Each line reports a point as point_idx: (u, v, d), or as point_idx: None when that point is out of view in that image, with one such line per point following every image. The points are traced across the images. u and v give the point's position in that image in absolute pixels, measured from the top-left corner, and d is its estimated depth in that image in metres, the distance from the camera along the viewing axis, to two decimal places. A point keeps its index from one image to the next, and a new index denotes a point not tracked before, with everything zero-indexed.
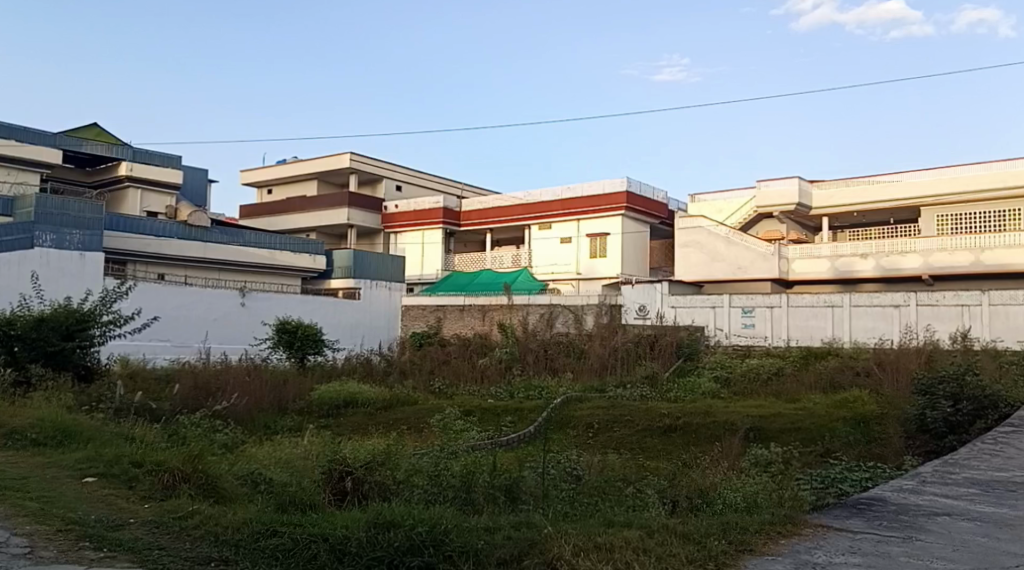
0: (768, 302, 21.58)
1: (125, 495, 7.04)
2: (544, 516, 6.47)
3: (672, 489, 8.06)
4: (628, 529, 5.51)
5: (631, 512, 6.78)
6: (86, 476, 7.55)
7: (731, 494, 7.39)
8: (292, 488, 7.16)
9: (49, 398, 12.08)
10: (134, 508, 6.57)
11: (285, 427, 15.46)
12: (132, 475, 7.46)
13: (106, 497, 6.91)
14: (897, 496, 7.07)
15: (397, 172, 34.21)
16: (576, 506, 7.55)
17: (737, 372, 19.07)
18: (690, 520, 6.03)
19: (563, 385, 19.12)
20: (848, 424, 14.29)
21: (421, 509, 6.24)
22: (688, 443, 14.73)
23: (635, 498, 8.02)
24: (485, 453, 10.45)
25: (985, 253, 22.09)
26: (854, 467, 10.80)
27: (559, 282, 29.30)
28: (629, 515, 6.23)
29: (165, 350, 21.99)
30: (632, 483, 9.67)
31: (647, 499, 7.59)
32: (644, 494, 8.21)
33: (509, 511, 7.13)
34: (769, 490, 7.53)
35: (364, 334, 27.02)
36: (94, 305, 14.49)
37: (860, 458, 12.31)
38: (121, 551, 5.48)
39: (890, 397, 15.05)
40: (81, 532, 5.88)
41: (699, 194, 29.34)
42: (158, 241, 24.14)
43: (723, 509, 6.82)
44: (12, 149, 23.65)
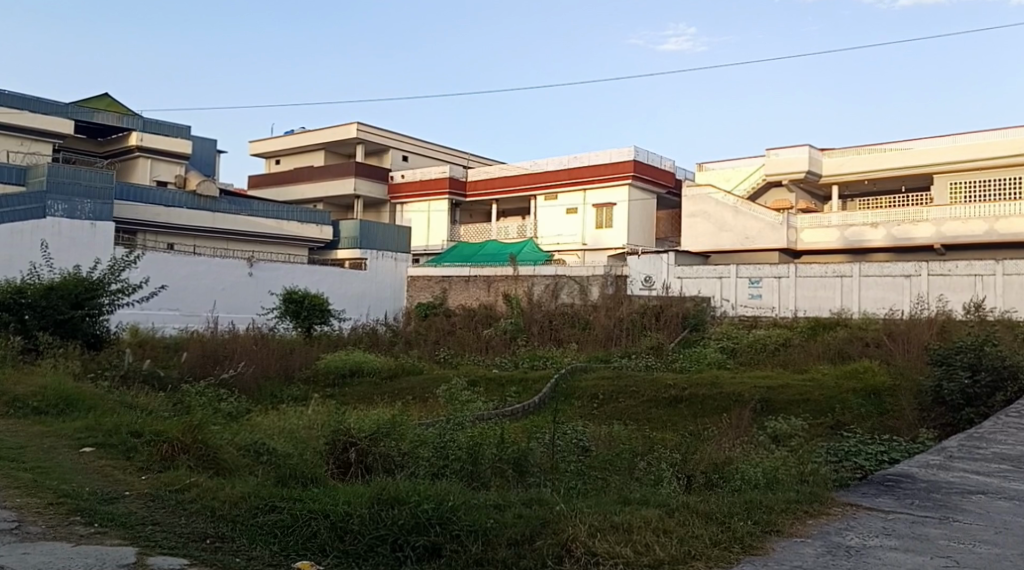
0: (775, 272, 21.22)
1: (123, 466, 6.77)
2: (556, 492, 6.21)
3: (686, 463, 7.85)
4: (646, 508, 5.24)
5: (648, 488, 6.54)
6: (84, 446, 7.30)
7: (749, 469, 7.17)
8: (295, 460, 6.91)
9: (56, 365, 11.86)
10: (132, 480, 6.31)
11: (291, 396, 15.25)
12: (131, 446, 7.19)
13: (102, 469, 6.64)
14: (925, 472, 6.86)
15: (404, 142, 33.76)
16: (586, 479, 7.31)
17: (743, 342, 18.77)
18: (711, 498, 5.77)
19: (568, 356, 18.86)
20: (858, 394, 14.02)
21: (428, 483, 5.98)
22: (695, 414, 14.50)
23: (646, 471, 7.82)
24: (488, 423, 10.20)
25: (999, 222, 21.63)
26: (869, 440, 10.54)
27: (564, 252, 28.95)
28: (646, 492, 5.99)
29: (174, 320, 21.83)
30: (638, 455, 9.42)
31: (660, 473, 7.38)
32: (654, 467, 8.00)
33: (517, 486, 6.92)
34: (787, 465, 7.29)
35: (371, 304, 26.76)
36: (103, 273, 14.22)
37: (873, 432, 12.09)
38: (113, 527, 5.20)
39: (902, 368, 14.79)
40: (73, 505, 5.61)
41: (708, 162, 28.89)
42: (166, 210, 23.83)
43: (742, 486, 6.57)
44: (22, 119, 23.30)
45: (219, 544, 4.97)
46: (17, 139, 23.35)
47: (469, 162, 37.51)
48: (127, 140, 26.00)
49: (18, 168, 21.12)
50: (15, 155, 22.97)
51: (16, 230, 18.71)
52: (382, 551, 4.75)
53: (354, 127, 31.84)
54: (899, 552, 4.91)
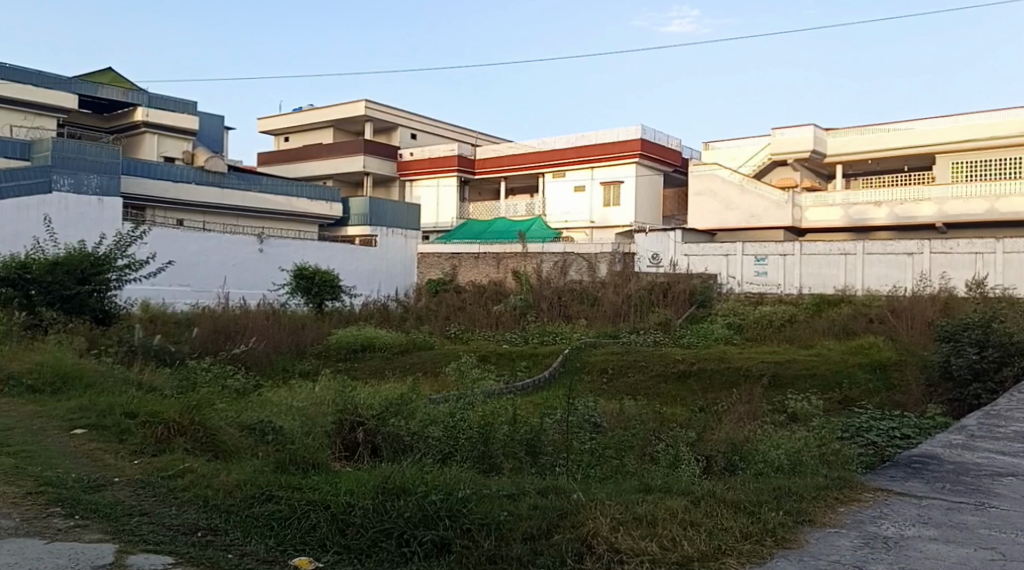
0: (781, 250, 20.74)
1: (114, 450, 6.38)
2: (573, 476, 5.88)
3: (699, 444, 7.51)
4: (670, 497, 4.89)
5: (667, 472, 6.17)
6: (75, 428, 6.93)
7: (771, 451, 6.79)
8: (298, 442, 6.59)
9: (60, 340, 11.60)
10: (123, 465, 5.91)
11: (302, 370, 14.99)
12: (125, 428, 6.78)
13: (91, 454, 6.25)
14: (950, 453, 6.48)
15: (413, 120, 33.30)
16: (604, 462, 6.98)
17: (749, 318, 18.37)
18: (735, 484, 5.38)
19: (577, 332, 18.52)
20: (865, 370, 13.73)
21: (438, 470, 5.66)
22: (705, 389, 14.16)
23: (657, 452, 7.51)
24: (488, 397, 9.88)
25: (1000, 201, 21.10)
26: (883, 416, 10.18)
27: (573, 230, 28.49)
28: (666, 477, 5.62)
29: (185, 295, 21.56)
30: (642, 431, 9.11)
31: (678, 454, 7.01)
32: (664, 447, 7.68)
33: (529, 470, 6.60)
34: (807, 446, 6.95)
35: (381, 281, 26.44)
36: (110, 247, 13.87)
37: (881, 407, 11.81)
38: (95, 518, 4.82)
39: (908, 344, 14.44)
40: (54, 495, 5.23)
41: (714, 141, 28.06)
42: (175, 186, 23.46)
43: (767, 470, 6.20)
44: (28, 94, 22.91)
45: (210, 538, 4.62)
46: (20, 113, 22.95)
47: (477, 140, 37.02)
48: (133, 115, 25.59)
49: (22, 142, 20.82)
50: (18, 129, 22.58)
51: (21, 204, 18.37)
52: (386, 546, 4.44)
53: (362, 104, 31.39)
54: (940, 543, 4.55)
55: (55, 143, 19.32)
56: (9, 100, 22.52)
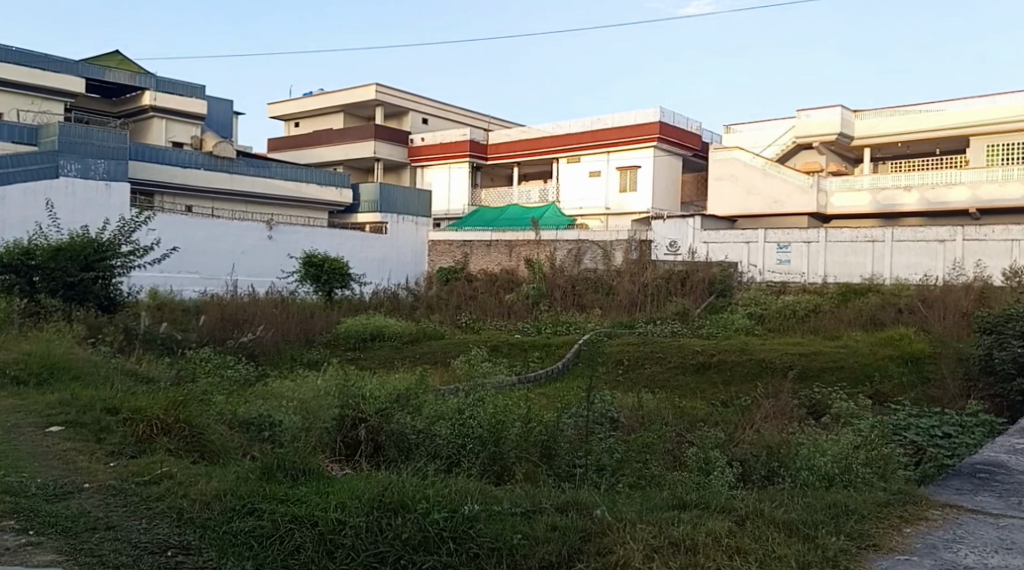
0: (805, 237, 20.07)
1: (90, 450, 5.50)
2: (597, 488, 5.36)
3: (727, 448, 7.20)
4: (716, 517, 4.36)
5: (705, 484, 5.62)
6: (51, 426, 5.99)
7: (807, 454, 6.46)
8: (290, 445, 6.18)
9: (56, 328, 11.03)
10: (100, 466, 5.11)
11: (310, 359, 14.39)
12: (104, 426, 5.96)
13: (64, 455, 5.32)
14: (1015, 460, 5.90)
15: (425, 104, 32.66)
16: (621, 468, 6.59)
17: (771, 308, 17.72)
18: (775, 500, 4.85)
19: (591, 321, 17.93)
20: (897, 362, 13.11)
21: (447, 480, 5.18)
22: (725, 381, 13.56)
23: (680, 458, 7.18)
24: (496, 389, 9.32)
25: None
26: (920, 413, 9.59)
27: (588, 217, 27.85)
28: (699, 490, 5.18)
29: (193, 283, 21.08)
30: (664, 431, 8.54)
31: (709, 458, 6.65)
32: (687, 451, 7.33)
33: (551, 483, 6.07)
34: (849, 452, 6.57)
35: (391, 268, 25.92)
36: (114, 233, 13.26)
37: (914, 402, 11.24)
38: (52, 535, 4.15)
39: (940, 337, 13.80)
40: (11, 505, 4.47)
41: (737, 124, 27.34)
42: (184, 172, 22.88)
43: (806, 475, 5.86)
44: (35, 78, 22.34)
45: (181, 559, 4.02)
46: (26, 97, 22.42)
47: (490, 125, 36.38)
48: (140, 99, 25.05)
49: (30, 127, 20.02)
50: (24, 114, 22.09)
51: (29, 189, 17.79)
52: None
53: (373, 88, 30.77)
54: None
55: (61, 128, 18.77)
56: (16, 84, 21.99)
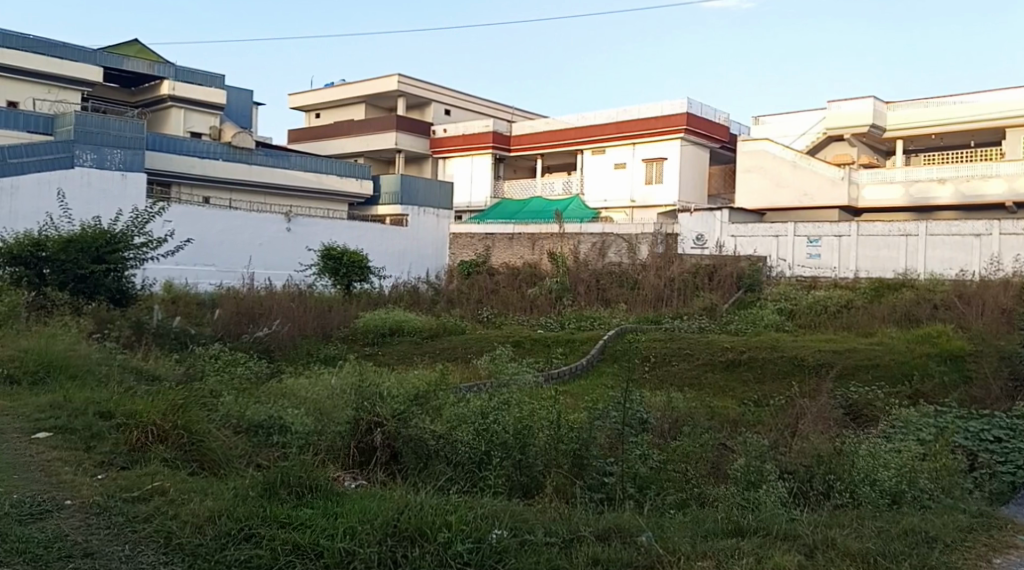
0: (836, 231, 19.35)
1: (77, 460, 5.09)
2: (641, 510, 4.99)
3: (774, 453, 6.64)
4: (782, 551, 3.99)
5: (756, 505, 5.15)
6: (38, 432, 5.59)
7: (867, 466, 6.01)
8: (298, 455, 5.69)
9: (64, 323, 10.58)
10: (86, 480, 4.71)
11: (327, 355, 13.90)
12: (96, 432, 5.53)
13: (47, 467, 4.94)
14: None
15: (447, 95, 32.12)
16: (662, 485, 6.11)
17: (802, 303, 17.02)
18: (835, 527, 4.42)
19: (616, 316, 17.34)
20: (936, 360, 12.47)
21: (484, 499, 4.86)
22: (757, 379, 12.91)
23: (724, 469, 6.65)
24: (517, 387, 8.75)
25: None
26: (969, 415, 8.99)
27: (613, 210, 27.23)
28: (751, 512, 4.73)
29: (209, 275, 20.67)
30: (700, 438, 7.96)
31: (755, 468, 6.07)
32: (732, 459, 6.78)
33: (582, 504, 5.54)
34: (908, 464, 6.22)
35: (411, 262, 25.41)
36: (127, 223, 12.78)
37: (960, 401, 10.61)
38: (18, 565, 3.64)
39: (980, 334, 13.15)
40: None
41: (764, 115, 26.62)
42: (201, 162, 22.50)
43: (859, 487, 5.76)
44: (52, 67, 21.98)
45: None
46: (44, 86, 22.08)
47: (513, 116, 35.77)
48: (159, 88, 24.65)
49: (45, 117, 19.66)
50: (42, 103, 21.75)
51: (43, 179, 17.43)
52: None
53: (395, 78, 30.27)
54: None
55: (77, 117, 18.40)
56: (33, 73, 21.65)
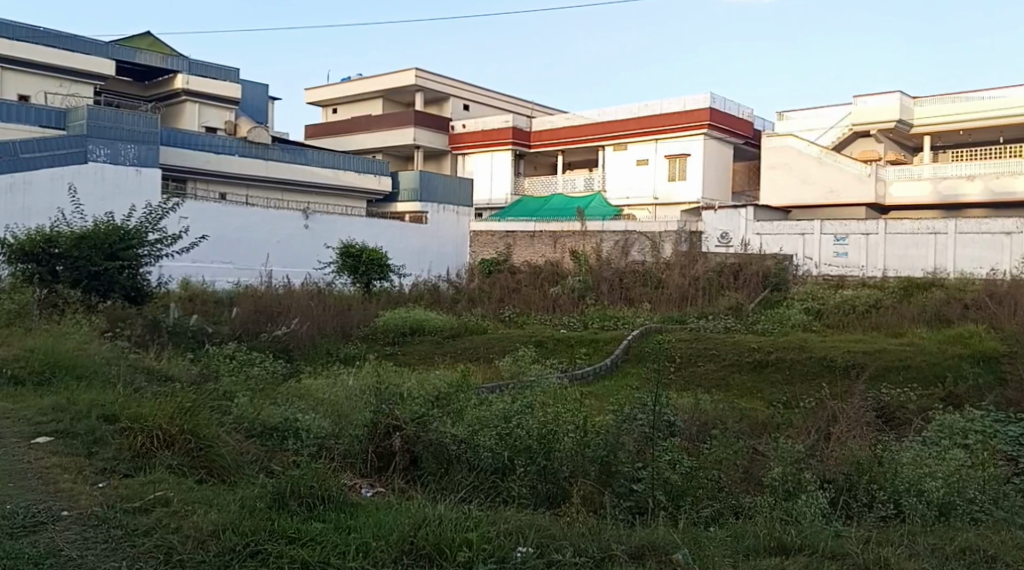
0: (863, 228, 18.89)
1: (77, 467, 4.87)
2: (668, 526, 4.86)
3: (807, 458, 6.34)
4: None
5: (788, 520, 4.94)
6: (38, 437, 5.41)
7: (906, 475, 5.76)
8: (310, 462, 5.46)
9: (76, 322, 10.37)
10: (85, 489, 4.47)
11: (347, 355, 13.65)
12: (99, 437, 5.34)
13: (45, 474, 4.71)
14: None
15: (466, 90, 31.85)
16: (693, 496, 5.77)
17: (830, 303, 16.60)
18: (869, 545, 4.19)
19: (640, 316, 17.01)
20: (968, 361, 12.07)
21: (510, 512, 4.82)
22: (785, 381, 12.53)
23: (756, 478, 6.42)
24: (539, 390, 8.48)
25: None
26: (1010, 419, 8.60)
27: (636, 207, 26.89)
28: (782, 528, 4.48)
29: (228, 273, 20.53)
30: (730, 443, 7.64)
31: (792, 477, 5.75)
32: (762, 467, 6.50)
33: (607, 516, 5.28)
34: (951, 471, 5.93)
35: (431, 260, 25.17)
36: (141, 220, 12.56)
37: (997, 404, 10.20)
38: None
39: (1015, 334, 12.71)
40: None
41: (789, 111, 26.18)
42: (217, 158, 22.34)
43: (904, 497, 5.51)
44: (63, 60, 21.90)
45: None
46: (55, 80, 22.00)
47: (533, 112, 35.46)
48: (173, 83, 24.54)
49: (58, 111, 19.54)
50: (53, 97, 21.68)
51: (56, 175, 17.31)
52: None
53: (413, 74, 30.03)
54: None
55: (90, 112, 18.29)
56: (44, 66, 21.57)
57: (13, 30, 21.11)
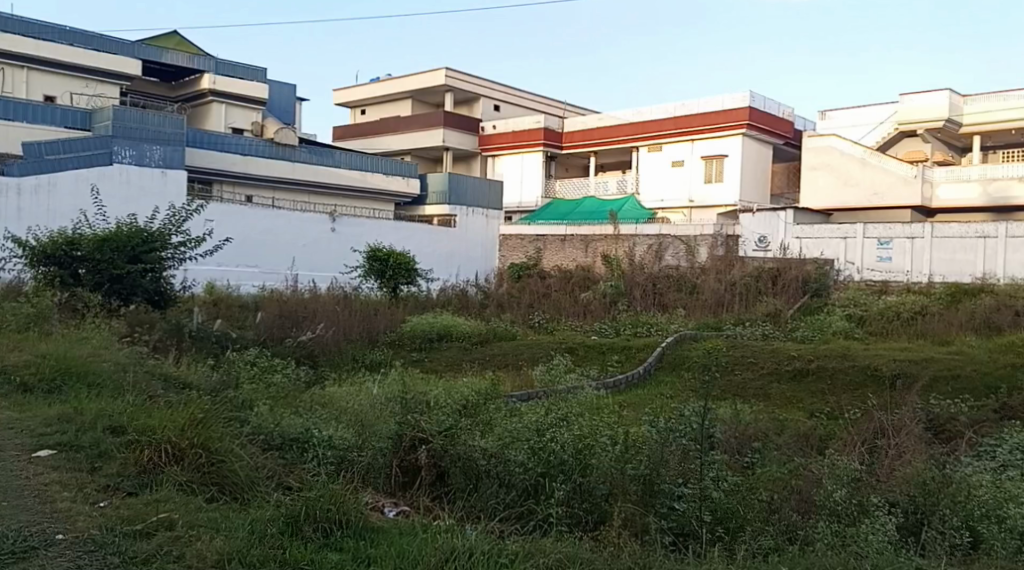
0: (908, 232, 18.26)
1: (79, 484, 4.92)
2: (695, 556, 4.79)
3: (863, 476, 5.89)
4: None
5: (821, 548, 4.73)
6: (40, 449, 5.43)
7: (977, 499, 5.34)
8: (316, 483, 5.10)
9: (95, 326, 10.08)
10: (84, 509, 4.54)
11: (373, 361, 13.27)
12: (103, 451, 5.36)
13: (42, 492, 4.79)
14: None
15: (496, 90, 31.49)
16: (740, 522, 5.22)
17: (873, 309, 16.01)
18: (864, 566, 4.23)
19: (674, 322, 16.51)
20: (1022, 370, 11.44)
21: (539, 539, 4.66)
22: (827, 392, 11.95)
23: (805, 487, 5.91)
24: (571, 400, 8.03)
25: None
26: None
27: (670, 210, 26.39)
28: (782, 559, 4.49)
29: (254, 277, 20.31)
30: (778, 463, 7.15)
31: (851, 503, 5.30)
32: (813, 479, 6.04)
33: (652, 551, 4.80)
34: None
35: (459, 264, 24.82)
36: (164, 222, 12.25)
37: None
38: None
39: None
40: None
41: (831, 110, 25.53)
42: (243, 159, 22.12)
43: (981, 525, 5.07)
44: (88, 59, 21.79)
45: None
46: (80, 80, 21.90)
47: (564, 112, 35.02)
48: (200, 83, 24.40)
49: (84, 111, 19.46)
50: (78, 97, 21.59)
51: (81, 176, 17.14)
52: None
53: (442, 73, 29.70)
54: None
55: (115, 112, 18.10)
56: (69, 65, 21.47)
57: (38, 29, 21.02)
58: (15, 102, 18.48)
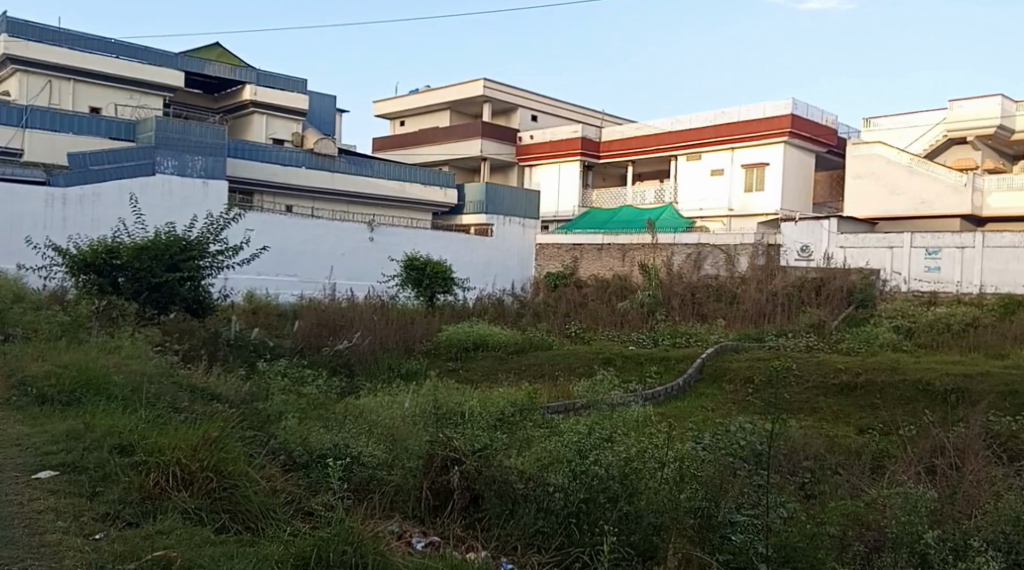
0: (958, 241, 17.58)
1: (76, 512, 4.70)
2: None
3: (935, 510, 5.42)
4: None
5: None
6: (42, 470, 5.19)
7: None
8: (337, 513, 4.82)
9: (129, 334, 9.87)
10: (76, 544, 4.38)
11: (408, 370, 12.92)
12: (107, 473, 5.10)
13: (34, 521, 4.57)
14: None
15: (534, 100, 31.21)
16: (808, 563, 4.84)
17: (922, 320, 15.38)
18: None
19: (715, 333, 16.00)
20: None
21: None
22: (877, 408, 11.41)
23: (874, 526, 5.51)
24: (614, 417, 7.62)
25: None
26: None
27: (709, 219, 25.86)
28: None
29: (292, 286, 20.14)
30: (841, 494, 6.69)
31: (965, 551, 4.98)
32: (883, 507, 5.63)
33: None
34: None
35: (496, 273, 24.52)
36: (203, 229, 11.96)
37: None
38: None
39: None
40: None
41: (875, 118, 24.73)
42: (285, 169, 22.03)
43: None
44: (135, 72, 21.84)
45: None
46: (126, 92, 21.92)
47: (603, 121, 34.62)
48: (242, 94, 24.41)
49: (127, 123, 19.43)
50: (123, 109, 21.60)
51: (123, 187, 17.08)
52: None
53: (481, 83, 29.46)
54: None
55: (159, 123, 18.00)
56: (117, 78, 21.53)
57: (88, 43, 21.09)
58: (62, 114, 18.52)
